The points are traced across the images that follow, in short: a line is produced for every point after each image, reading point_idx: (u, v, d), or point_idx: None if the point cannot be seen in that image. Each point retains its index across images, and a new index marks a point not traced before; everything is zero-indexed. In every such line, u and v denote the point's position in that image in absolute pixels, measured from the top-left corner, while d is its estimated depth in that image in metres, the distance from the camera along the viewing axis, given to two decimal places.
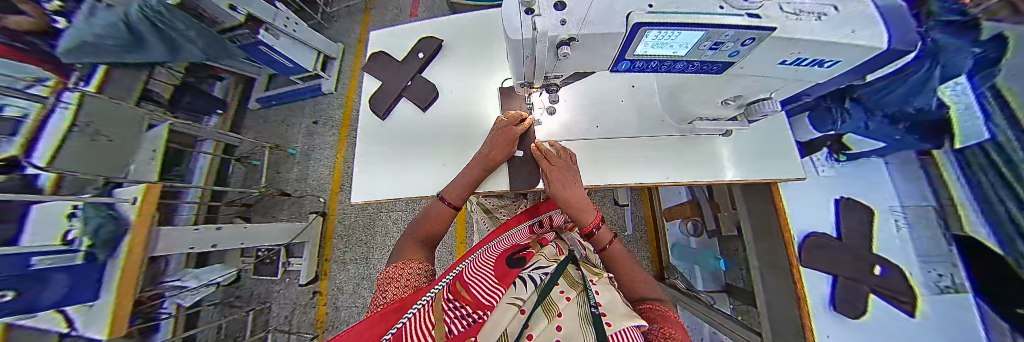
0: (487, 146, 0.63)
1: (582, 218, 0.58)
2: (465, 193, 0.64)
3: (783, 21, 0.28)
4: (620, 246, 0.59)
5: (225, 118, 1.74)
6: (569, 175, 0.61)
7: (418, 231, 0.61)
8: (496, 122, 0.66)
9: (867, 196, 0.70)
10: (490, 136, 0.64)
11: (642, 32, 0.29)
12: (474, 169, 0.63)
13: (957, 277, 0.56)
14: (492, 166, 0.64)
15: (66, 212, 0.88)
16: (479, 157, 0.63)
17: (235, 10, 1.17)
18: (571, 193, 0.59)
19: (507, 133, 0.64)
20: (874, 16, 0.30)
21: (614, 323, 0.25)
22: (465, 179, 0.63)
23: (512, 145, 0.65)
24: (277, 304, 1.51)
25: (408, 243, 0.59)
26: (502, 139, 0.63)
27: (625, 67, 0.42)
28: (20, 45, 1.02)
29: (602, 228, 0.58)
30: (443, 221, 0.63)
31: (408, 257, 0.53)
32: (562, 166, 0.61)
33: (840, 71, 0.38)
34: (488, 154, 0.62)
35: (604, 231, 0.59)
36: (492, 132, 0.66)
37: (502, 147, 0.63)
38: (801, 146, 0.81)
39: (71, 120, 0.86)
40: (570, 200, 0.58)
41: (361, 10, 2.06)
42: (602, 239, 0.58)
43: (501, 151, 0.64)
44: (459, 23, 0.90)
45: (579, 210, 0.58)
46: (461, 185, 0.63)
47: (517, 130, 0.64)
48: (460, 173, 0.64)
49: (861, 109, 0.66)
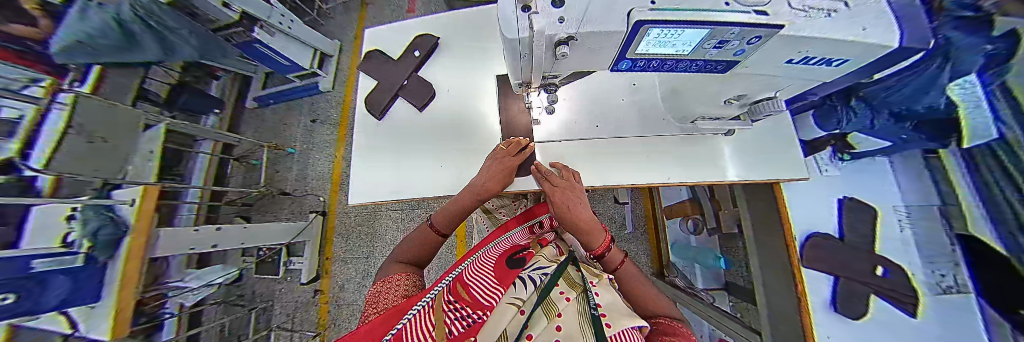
0: (484, 177, 0.61)
1: (590, 240, 0.53)
2: (456, 220, 0.62)
3: (793, 17, 0.26)
4: (632, 266, 0.55)
5: (223, 117, 1.73)
6: (574, 195, 0.59)
7: (402, 253, 0.59)
8: (494, 151, 0.65)
9: (870, 196, 0.70)
10: (487, 166, 0.63)
11: (643, 31, 0.28)
12: (467, 198, 0.61)
13: (960, 277, 0.57)
14: (486, 196, 0.61)
15: (65, 214, 0.87)
16: (473, 185, 0.62)
17: (229, 8, 1.15)
18: (574, 216, 0.55)
19: (504, 163, 0.62)
20: (885, 12, 0.29)
21: (614, 324, 0.24)
22: (457, 207, 0.61)
23: (510, 175, 0.63)
24: (280, 303, 1.53)
25: (392, 265, 0.56)
26: (498, 170, 0.62)
27: (626, 66, 0.41)
28: (15, 47, 1.00)
29: (612, 250, 0.53)
30: (430, 247, 0.60)
31: (393, 273, 0.51)
32: (565, 187, 0.60)
33: (848, 70, 0.37)
34: (482, 185, 0.60)
35: (615, 252, 0.54)
36: (489, 162, 0.64)
37: (498, 177, 0.61)
38: (805, 145, 0.78)
39: (65, 121, 0.85)
40: (577, 220, 0.54)
41: (358, 6, 2.03)
42: (613, 262, 0.53)
43: (497, 181, 0.61)
44: (457, 19, 0.88)
45: (585, 232, 0.53)
46: (453, 211, 0.61)
47: (514, 161, 0.63)
48: (452, 200, 0.62)
49: (867, 108, 0.64)
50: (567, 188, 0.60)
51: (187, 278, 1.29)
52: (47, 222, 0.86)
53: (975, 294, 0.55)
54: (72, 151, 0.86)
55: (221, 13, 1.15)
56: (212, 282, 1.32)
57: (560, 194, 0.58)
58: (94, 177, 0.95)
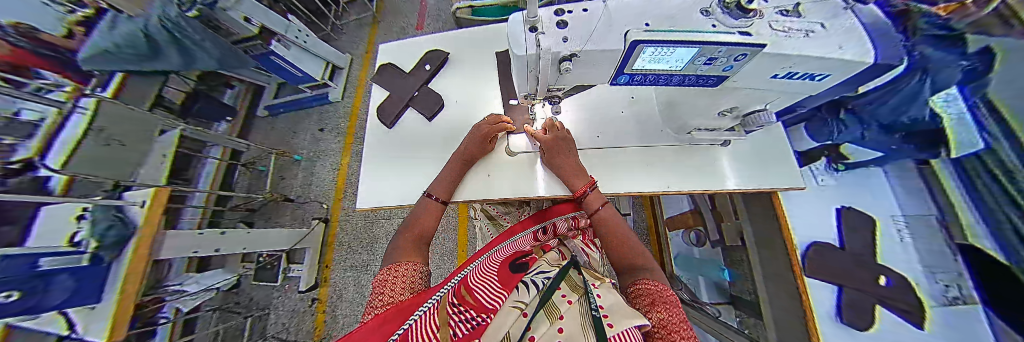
0: (465, 143, 0.68)
1: (574, 182, 0.61)
2: (451, 186, 0.67)
3: (772, 38, 0.30)
4: (611, 208, 0.60)
5: (234, 124, 1.80)
6: (564, 144, 0.65)
7: (413, 229, 0.59)
8: (478, 121, 0.70)
9: (869, 206, 0.71)
10: (469, 133, 0.69)
11: (639, 49, 0.32)
12: (453, 163, 0.68)
13: (964, 288, 0.55)
14: (470, 160, 0.68)
15: (75, 214, 0.90)
16: (461, 151, 0.69)
17: (250, 22, 1.23)
18: (561, 161, 0.63)
19: (483, 129, 0.67)
20: (859, 32, 0.33)
21: (616, 324, 0.23)
22: (449, 174, 0.67)
23: (486, 144, 0.69)
24: (276, 311, 1.49)
25: (404, 243, 0.55)
26: (476, 135, 0.67)
27: (624, 80, 0.44)
28: (48, 52, 1.06)
29: (591, 193, 0.60)
30: (434, 215, 0.63)
31: (402, 258, 0.50)
32: (556, 134, 0.65)
33: (831, 85, 0.40)
34: (466, 147, 0.67)
35: (595, 195, 0.61)
36: (473, 130, 0.70)
37: (477, 142, 0.67)
38: (799, 157, 0.84)
39: (87, 124, 0.88)
40: (565, 164, 0.63)
41: (370, 23, 2.14)
42: (593, 202, 0.59)
43: (476, 146, 0.67)
44: (465, 36, 0.94)
45: (570, 175, 0.62)
46: (448, 178, 0.66)
47: (492, 126, 0.67)
48: (444, 170, 0.68)
49: (856, 120, 0.70)
50: (559, 137, 0.64)
51: (186, 283, 1.27)
52: (56, 224, 0.88)
53: (983, 305, 0.52)
54: (85, 153, 0.88)
55: (243, 28, 1.23)
56: (211, 286, 1.32)
57: (550, 141, 0.63)
58: (107, 179, 0.97)
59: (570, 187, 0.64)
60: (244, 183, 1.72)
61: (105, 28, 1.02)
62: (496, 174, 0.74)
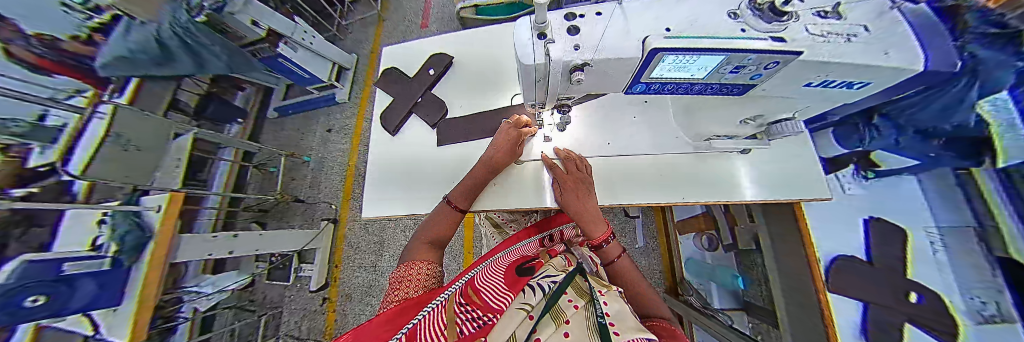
0: (491, 149, 0.65)
1: (590, 230, 0.55)
2: (471, 194, 0.65)
3: (810, 43, 0.27)
4: (628, 259, 0.56)
5: (245, 126, 1.83)
6: (582, 188, 0.60)
7: (426, 233, 0.58)
8: (501, 124, 0.66)
9: (899, 217, 0.66)
10: (494, 138, 0.66)
11: (658, 57, 0.29)
12: (478, 171, 0.65)
13: (1004, 306, 0.51)
14: (496, 169, 0.65)
15: (97, 219, 0.94)
16: (485, 159, 0.65)
17: (257, 26, 1.23)
18: (581, 206, 0.57)
19: (509, 135, 0.63)
20: (908, 33, 0.30)
21: (623, 333, 0.20)
22: (472, 183, 0.64)
23: (516, 147, 0.65)
24: (288, 309, 1.54)
25: (418, 244, 0.56)
26: (504, 141, 0.63)
27: (640, 89, 0.41)
28: (71, 62, 1.10)
29: (611, 243, 0.55)
30: (451, 224, 0.61)
31: (417, 257, 0.51)
32: (578, 178, 0.61)
33: (867, 93, 0.36)
34: (492, 156, 0.63)
35: (613, 245, 0.56)
36: (496, 135, 0.66)
37: (504, 147, 0.63)
38: (825, 163, 0.80)
39: (105, 129, 0.91)
40: (582, 210, 0.57)
41: (375, 22, 2.13)
42: (610, 254, 0.54)
43: (504, 153, 0.64)
44: (470, 39, 0.92)
45: (588, 221, 0.55)
46: (468, 186, 0.64)
47: (517, 132, 0.63)
48: (466, 177, 0.66)
49: (892, 125, 0.62)
50: (578, 170, 0.63)
51: (202, 284, 1.33)
52: (81, 227, 0.93)
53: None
54: (106, 159, 0.90)
55: (251, 31, 1.24)
56: (225, 287, 1.36)
57: (572, 175, 0.61)
58: (124, 183, 1.00)
59: (588, 232, 0.57)
60: (256, 184, 1.75)
61: (120, 35, 1.07)
62: (500, 180, 0.72)
